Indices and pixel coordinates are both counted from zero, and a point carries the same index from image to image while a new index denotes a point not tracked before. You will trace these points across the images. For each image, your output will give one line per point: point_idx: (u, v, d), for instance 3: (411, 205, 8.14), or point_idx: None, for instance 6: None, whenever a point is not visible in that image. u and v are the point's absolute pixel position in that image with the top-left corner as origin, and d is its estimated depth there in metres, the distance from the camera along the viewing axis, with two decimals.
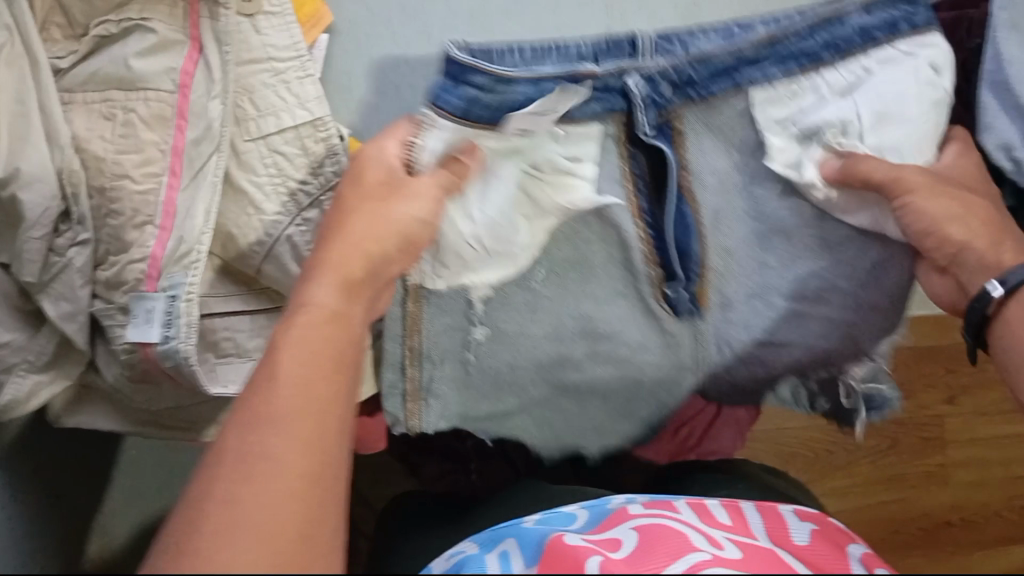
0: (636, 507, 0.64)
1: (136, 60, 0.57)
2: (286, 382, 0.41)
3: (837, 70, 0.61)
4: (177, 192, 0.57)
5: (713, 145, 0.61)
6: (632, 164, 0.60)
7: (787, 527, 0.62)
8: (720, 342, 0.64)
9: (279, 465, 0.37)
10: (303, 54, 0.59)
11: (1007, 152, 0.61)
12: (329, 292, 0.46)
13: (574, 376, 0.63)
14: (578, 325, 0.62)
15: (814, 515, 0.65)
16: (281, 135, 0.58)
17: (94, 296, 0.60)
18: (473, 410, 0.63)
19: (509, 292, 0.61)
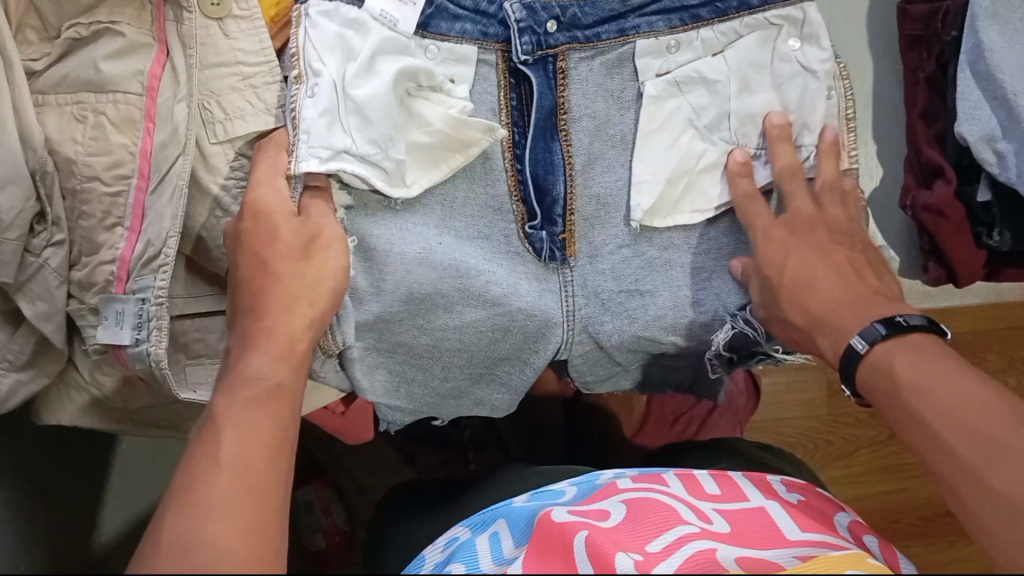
0: (629, 479, 0.61)
1: (105, 63, 0.57)
2: (229, 464, 0.42)
3: (710, 30, 0.60)
4: (145, 194, 0.57)
5: (592, 89, 0.61)
6: (510, 94, 0.61)
7: (777, 487, 0.60)
8: (590, 291, 0.62)
9: (222, 546, 0.37)
10: (270, 60, 0.59)
11: (989, 145, 0.56)
12: (270, 367, 0.48)
13: (445, 320, 0.60)
14: (447, 266, 0.59)
15: (800, 484, 0.62)
16: (248, 139, 0.59)
17: (69, 297, 0.60)
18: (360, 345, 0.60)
19: (373, 207, 0.59)
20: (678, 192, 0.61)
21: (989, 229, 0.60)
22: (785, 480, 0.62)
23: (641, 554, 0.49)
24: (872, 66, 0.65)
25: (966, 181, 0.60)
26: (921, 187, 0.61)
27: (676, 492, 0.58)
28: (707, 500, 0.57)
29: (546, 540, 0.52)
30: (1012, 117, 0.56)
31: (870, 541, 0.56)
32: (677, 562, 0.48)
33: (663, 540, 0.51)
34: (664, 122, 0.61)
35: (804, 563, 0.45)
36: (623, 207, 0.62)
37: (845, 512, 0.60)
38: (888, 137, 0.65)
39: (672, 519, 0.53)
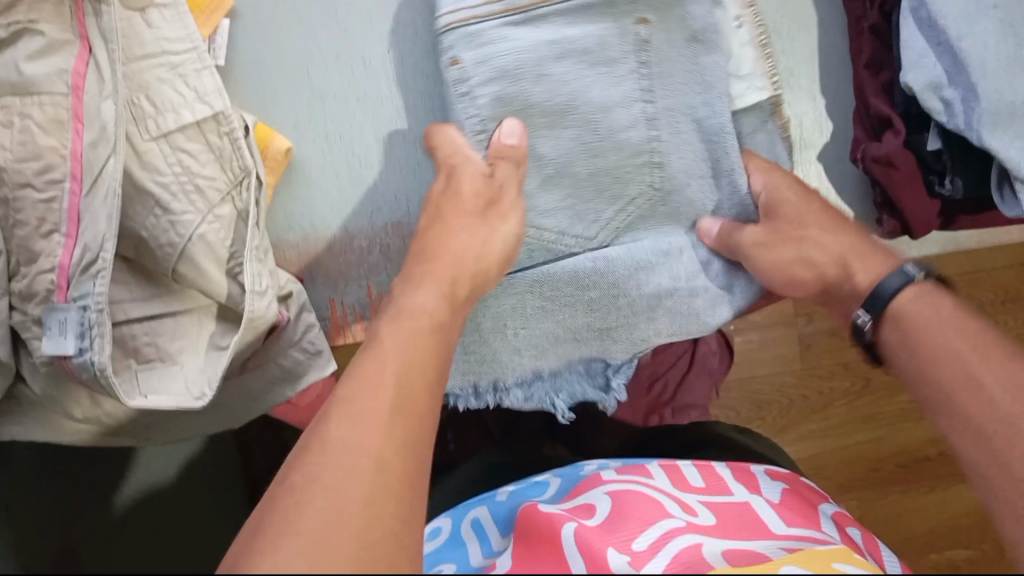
0: (612, 471, 0.61)
1: (27, 64, 0.55)
2: (389, 380, 0.43)
3: None
4: (79, 198, 0.56)
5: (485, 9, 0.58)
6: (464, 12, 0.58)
7: (762, 480, 0.60)
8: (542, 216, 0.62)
9: (348, 471, 0.37)
10: (198, 45, 0.57)
11: (935, 94, 0.55)
12: (427, 299, 0.51)
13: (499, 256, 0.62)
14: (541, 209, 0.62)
15: (786, 473, 0.63)
16: (182, 132, 0.57)
17: (11, 309, 0.58)
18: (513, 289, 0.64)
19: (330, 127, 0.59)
20: (569, 49, 0.59)
21: (941, 177, 0.59)
22: (770, 470, 0.63)
23: (629, 551, 0.49)
24: (816, 20, 0.63)
25: (916, 130, 0.59)
26: (872, 140, 0.60)
27: (661, 485, 0.57)
28: (693, 491, 0.57)
29: (532, 533, 0.51)
30: (958, 62, 0.55)
31: (852, 533, 0.56)
32: (665, 562, 0.47)
33: (648, 538, 0.50)
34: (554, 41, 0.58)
35: (794, 555, 0.46)
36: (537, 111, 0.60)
37: (829, 502, 0.60)
38: (837, 92, 0.63)
39: (656, 513, 0.53)
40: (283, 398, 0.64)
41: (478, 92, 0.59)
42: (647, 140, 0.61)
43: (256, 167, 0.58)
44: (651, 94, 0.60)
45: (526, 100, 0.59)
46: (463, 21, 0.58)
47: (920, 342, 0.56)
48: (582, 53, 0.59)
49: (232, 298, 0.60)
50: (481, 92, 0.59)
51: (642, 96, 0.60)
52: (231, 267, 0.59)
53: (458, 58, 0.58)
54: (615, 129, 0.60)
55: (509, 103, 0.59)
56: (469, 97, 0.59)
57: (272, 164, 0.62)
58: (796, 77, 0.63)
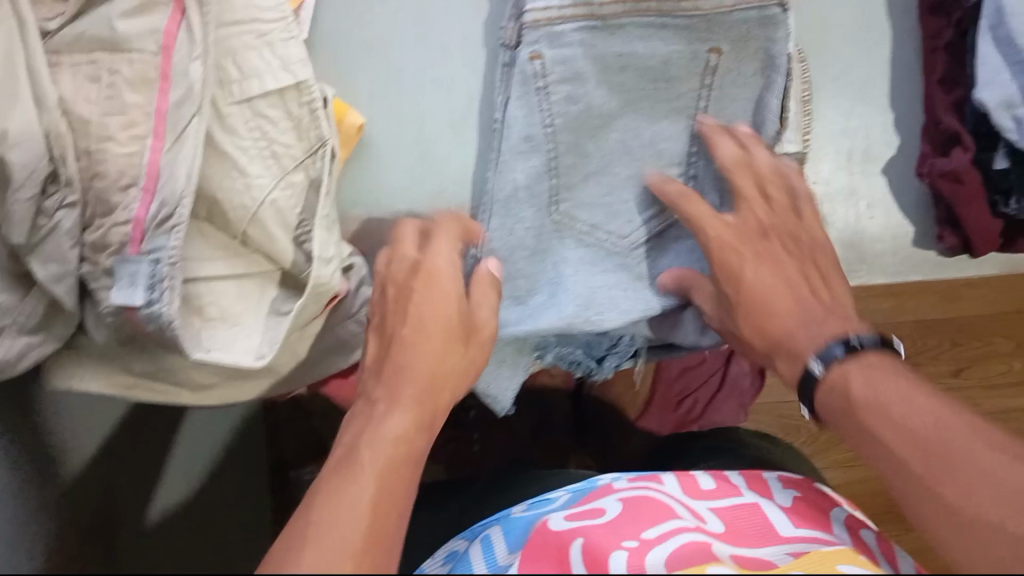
0: (624, 480, 0.60)
1: (120, 22, 0.57)
2: (362, 490, 0.42)
3: None
4: (160, 155, 0.57)
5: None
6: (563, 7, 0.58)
7: (773, 489, 0.60)
8: (578, 208, 0.64)
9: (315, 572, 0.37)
10: (286, 16, 0.58)
11: (1008, 112, 0.56)
12: (401, 422, 0.47)
13: (516, 216, 0.63)
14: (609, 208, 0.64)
15: (798, 479, 0.62)
16: (265, 99, 0.58)
17: (82, 259, 0.59)
18: (534, 248, 0.64)
19: (580, 126, 0.62)
20: (642, 63, 0.60)
21: (1005, 197, 0.59)
22: (782, 477, 0.63)
23: (638, 538, 0.51)
24: (888, 31, 0.62)
25: (983, 150, 0.59)
26: (938, 156, 0.61)
27: (671, 491, 0.58)
28: (703, 498, 0.57)
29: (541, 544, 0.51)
30: None
31: (866, 536, 0.56)
32: (669, 552, 0.49)
33: (660, 528, 0.52)
34: (619, 61, 0.60)
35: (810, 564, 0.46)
36: (590, 118, 0.62)
37: (840, 506, 0.60)
38: (907, 105, 0.63)
39: (667, 513, 0.53)
40: (337, 367, 0.66)
41: (558, 120, 0.61)
42: (686, 153, 0.63)
43: (331, 137, 0.60)
44: (702, 113, 0.62)
45: (591, 103, 0.61)
46: (549, 21, 0.59)
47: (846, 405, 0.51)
48: (646, 70, 0.60)
49: (297, 264, 0.61)
50: (557, 98, 0.61)
51: (692, 112, 0.62)
52: (298, 234, 0.61)
53: (540, 54, 0.59)
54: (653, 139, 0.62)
55: (577, 102, 0.61)
56: (544, 103, 0.61)
57: (344, 138, 0.63)
58: (870, 89, 0.63)
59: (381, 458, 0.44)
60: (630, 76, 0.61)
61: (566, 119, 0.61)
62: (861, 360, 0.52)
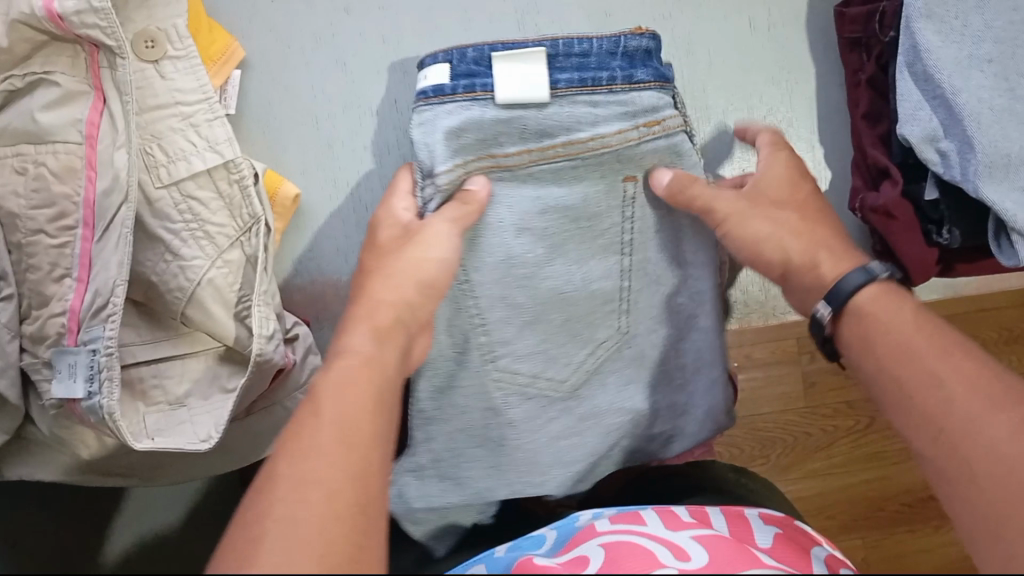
0: (606, 521, 0.60)
1: (42, 113, 0.56)
2: (332, 416, 0.41)
3: (582, 104, 0.57)
4: (91, 244, 0.57)
5: (452, 122, 0.55)
6: (467, 120, 0.55)
7: (753, 529, 0.60)
8: (507, 361, 0.61)
9: (312, 509, 0.37)
10: (210, 96, 0.58)
11: (932, 145, 0.56)
12: (364, 339, 0.47)
13: (460, 389, 0.61)
14: (548, 338, 0.61)
15: (780, 517, 0.63)
16: (194, 180, 0.58)
17: (22, 351, 0.59)
18: (465, 429, 0.62)
19: (504, 267, 0.59)
20: (557, 203, 0.58)
21: (938, 226, 0.60)
22: (763, 513, 0.63)
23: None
24: (814, 72, 0.64)
25: (913, 180, 0.60)
26: (870, 190, 0.62)
27: (653, 531, 0.58)
28: (683, 535, 0.57)
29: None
30: (954, 115, 0.56)
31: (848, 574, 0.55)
32: None
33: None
34: (535, 207, 0.58)
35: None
36: (501, 297, 0.59)
37: (820, 545, 0.60)
38: (835, 139, 0.65)
39: (649, 564, 0.51)
40: None
41: (475, 277, 0.58)
42: (619, 289, 0.62)
43: (264, 214, 0.59)
44: (630, 247, 0.61)
45: (511, 253, 0.58)
46: (461, 180, 0.56)
47: (878, 341, 0.51)
48: (567, 213, 0.59)
49: (239, 340, 0.61)
50: (473, 256, 0.58)
51: (620, 248, 0.61)
52: (238, 311, 0.60)
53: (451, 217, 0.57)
54: (585, 283, 0.61)
55: (497, 253, 0.58)
56: (475, 306, 0.59)
57: (280, 210, 0.63)
58: (796, 126, 0.64)
59: (349, 378, 0.44)
60: (550, 223, 0.59)
61: (490, 271, 0.58)
62: (892, 298, 0.52)
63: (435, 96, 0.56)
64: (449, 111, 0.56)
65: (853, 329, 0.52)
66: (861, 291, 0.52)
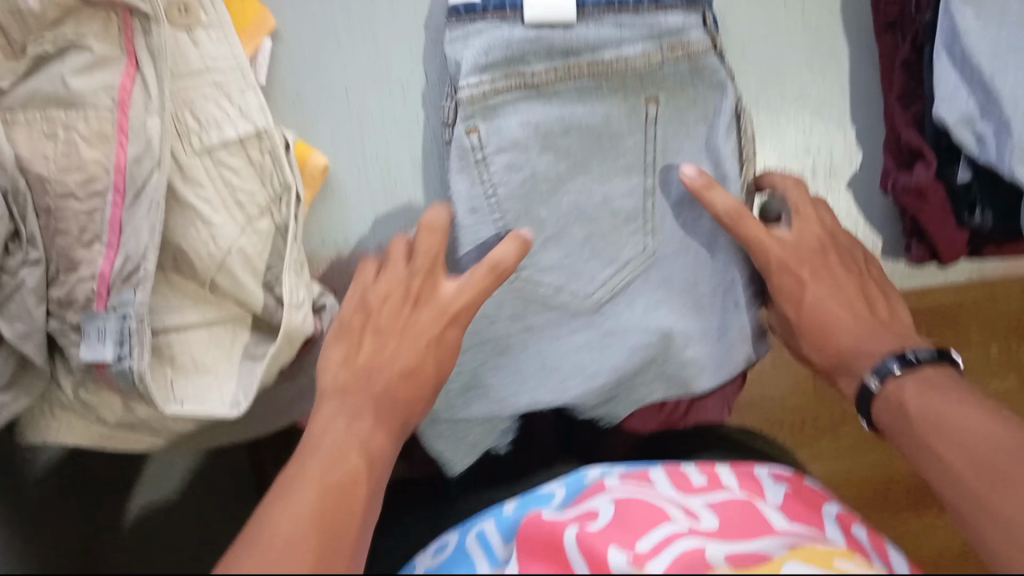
0: (616, 476, 0.61)
1: (74, 78, 0.55)
2: (312, 487, 0.46)
3: (606, 26, 0.59)
4: (122, 210, 0.56)
5: (479, 42, 0.57)
6: (496, 40, 0.57)
7: (765, 486, 0.60)
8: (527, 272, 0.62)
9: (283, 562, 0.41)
10: (242, 64, 0.57)
11: (967, 127, 0.56)
12: (372, 437, 0.52)
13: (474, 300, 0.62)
14: (575, 246, 0.63)
15: (789, 476, 0.64)
16: (225, 148, 0.58)
17: (48, 315, 0.59)
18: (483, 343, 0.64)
19: (532, 180, 0.61)
20: (579, 116, 0.60)
21: (969, 207, 0.60)
22: (772, 472, 0.64)
23: (632, 549, 0.50)
24: (848, 54, 0.63)
25: (946, 163, 0.60)
26: (902, 171, 0.61)
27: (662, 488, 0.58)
28: (696, 496, 0.57)
29: (537, 549, 0.51)
30: (991, 98, 0.55)
31: (858, 533, 0.58)
32: (666, 563, 0.48)
33: (652, 539, 0.51)
34: (559, 125, 0.60)
35: (797, 551, 0.48)
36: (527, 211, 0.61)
37: (829, 500, 0.62)
38: (868, 123, 0.64)
39: (660, 517, 0.53)
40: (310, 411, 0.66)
41: (502, 189, 0.60)
42: (642, 207, 0.63)
43: (295, 184, 0.59)
44: (653, 168, 0.63)
45: (533, 169, 0.61)
46: (485, 96, 0.58)
47: (917, 406, 0.54)
48: (588, 130, 0.61)
49: (267, 309, 0.61)
50: (496, 169, 0.60)
51: (642, 167, 0.62)
52: (268, 279, 0.60)
53: (477, 127, 0.59)
54: (606, 198, 0.62)
55: (520, 170, 0.60)
56: (500, 215, 0.61)
57: (309, 179, 0.62)
58: (830, 106, 0.63)
59: (331, 455, 0.49)
60: (570, 140, 0.61)
61: (510, 187, 0.60)
62: (930, 376, 0.55)
63: (465, 14, 0.57)
64: (480, 31, 0.58)
65: (888, 407, 0.56)
66: (886, 376, 0.56)
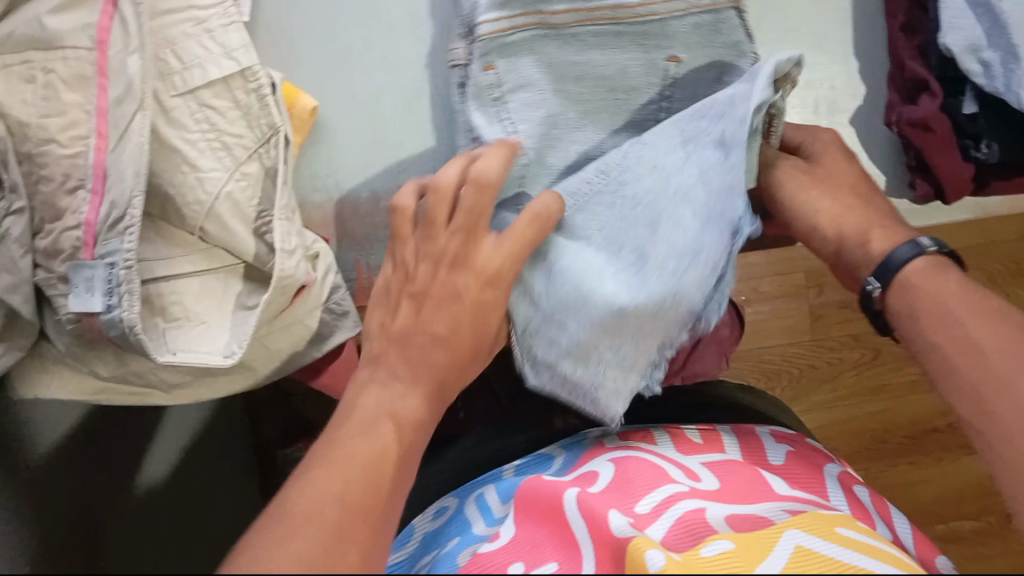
0: (615, 439, 0.62)
1: (50, 18, 0.55)
2: (333, 469, 0.41)
3: None
4: (105, 154, 0.55)
5: None
6: None
7: (765, 447, 0.60)
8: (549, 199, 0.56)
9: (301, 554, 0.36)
10: (224, 0, 0.56)
11: (974, 56, 0.54)
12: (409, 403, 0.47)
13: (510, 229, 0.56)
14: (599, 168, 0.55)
15: (791, 435, 0.63)
16: (209, 89, 0.56)
17: (35, 266, 0.58)
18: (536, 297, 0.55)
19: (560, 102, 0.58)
20: (597, 66, 0.58)
21: (975, 141, 0.59)
22: (774, 431, 0.64)
23: (633, 513, 0.49)
24: None
25: (952, 95, 0.59)
26: (906, 103, 0.60)
27: (664, 452, 0.58)
28: (695, 457, 0.58)
29: (537, 511, 0.50)
30: (998, 24, 0.54)
31: (860, 492, 0.57)
32: (668, 526, 0.47)
33: (653, 500, 0.51)
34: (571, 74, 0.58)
35: (798, 518, 0.47)
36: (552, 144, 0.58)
37: (834, 462, 0.61)
38: (869, 54, 0.62)
39: (661, 479, 0.53)
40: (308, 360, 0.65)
41: (522, 127, 0.57)
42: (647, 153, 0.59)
43: (283, 124, 0.57)
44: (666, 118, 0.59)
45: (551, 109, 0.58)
46: (502, 31, 0.57)
47: (922, 310, 0.50)
48: (603, 80, 0.58)
49: (259, 257, 0.59)
50: (516, 108, 0.57)
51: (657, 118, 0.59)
52: (258, 226, 0.59)
53: (493, 64, 0.57)
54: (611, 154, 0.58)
55: (537, 108, 0.58)
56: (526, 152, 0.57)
57: (298, 122, 0.61)
58: (829, 39, 0.62)
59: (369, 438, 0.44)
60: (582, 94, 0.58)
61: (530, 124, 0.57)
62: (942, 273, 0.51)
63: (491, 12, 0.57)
64: None
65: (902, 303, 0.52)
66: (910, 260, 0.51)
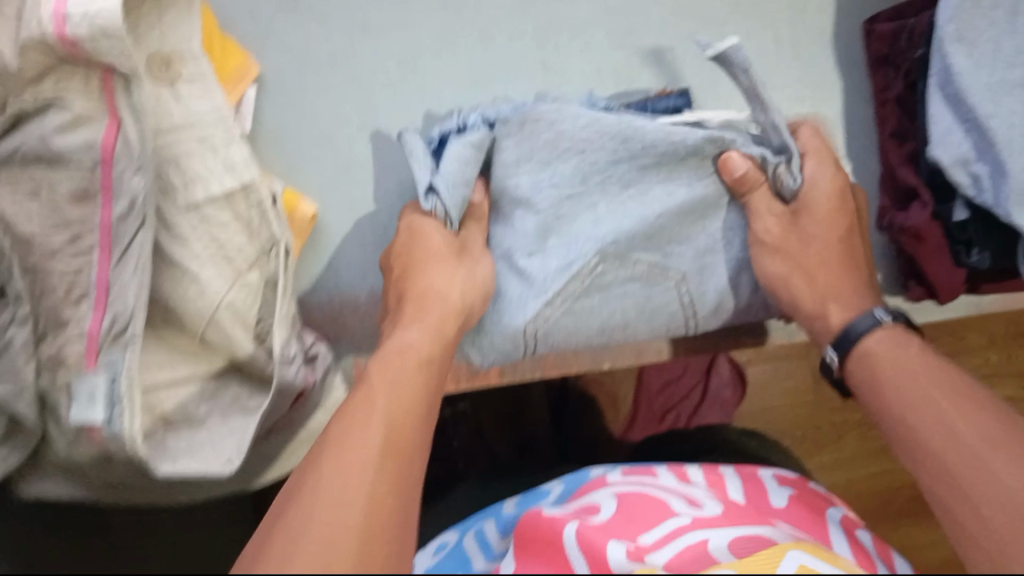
0: (618, 472, 0.59)
1: (56, 136, 0.54)
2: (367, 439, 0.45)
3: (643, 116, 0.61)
4: (108, 270, 0.56)
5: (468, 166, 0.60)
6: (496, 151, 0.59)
7: (767, 489, 0.59)
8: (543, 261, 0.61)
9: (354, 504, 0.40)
10: (227, 117, 0.56)
11: (963, 168, 0.56)
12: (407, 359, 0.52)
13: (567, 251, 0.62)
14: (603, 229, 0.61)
15: (793, 478, 0.62)
16: (211, 203, 0.57)
17: (39, 374, 0.57)
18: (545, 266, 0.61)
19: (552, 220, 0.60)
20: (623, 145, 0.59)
21: (967, 248, 0.60)
22: (777, 475, 0.62)
23: (633, 543, 0.48)
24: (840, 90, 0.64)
25: (942, 201, 0.60)
26: (898, 208, 0.62)
27: (666, 484, 0.57)
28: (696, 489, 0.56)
29: (534, 541, 0.50)
30: (986, 139, 0.55)
31: (862, 537, 0.54)
32: (672, 555, 0.47)
33: (654, 536, 0.49)
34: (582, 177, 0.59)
35: (801, 545, 0.46)
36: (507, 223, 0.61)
37: (835, 507, 0.59)
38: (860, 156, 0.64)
39: (664, 514, 0.52)
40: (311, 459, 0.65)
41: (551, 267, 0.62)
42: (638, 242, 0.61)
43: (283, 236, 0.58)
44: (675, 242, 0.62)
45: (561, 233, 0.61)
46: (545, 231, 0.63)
47: (881, 378, 0.55)
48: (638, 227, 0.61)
49: (258, 362, 0.60)
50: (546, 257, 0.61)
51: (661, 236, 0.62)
52: (259, 332, 0.60)
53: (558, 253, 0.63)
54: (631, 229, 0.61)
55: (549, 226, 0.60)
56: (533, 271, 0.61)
57: (298, 229, 0.61)
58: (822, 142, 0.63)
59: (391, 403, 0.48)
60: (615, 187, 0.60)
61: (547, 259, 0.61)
62: (900, 342, 0.55)
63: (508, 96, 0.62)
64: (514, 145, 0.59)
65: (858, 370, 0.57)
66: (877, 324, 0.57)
